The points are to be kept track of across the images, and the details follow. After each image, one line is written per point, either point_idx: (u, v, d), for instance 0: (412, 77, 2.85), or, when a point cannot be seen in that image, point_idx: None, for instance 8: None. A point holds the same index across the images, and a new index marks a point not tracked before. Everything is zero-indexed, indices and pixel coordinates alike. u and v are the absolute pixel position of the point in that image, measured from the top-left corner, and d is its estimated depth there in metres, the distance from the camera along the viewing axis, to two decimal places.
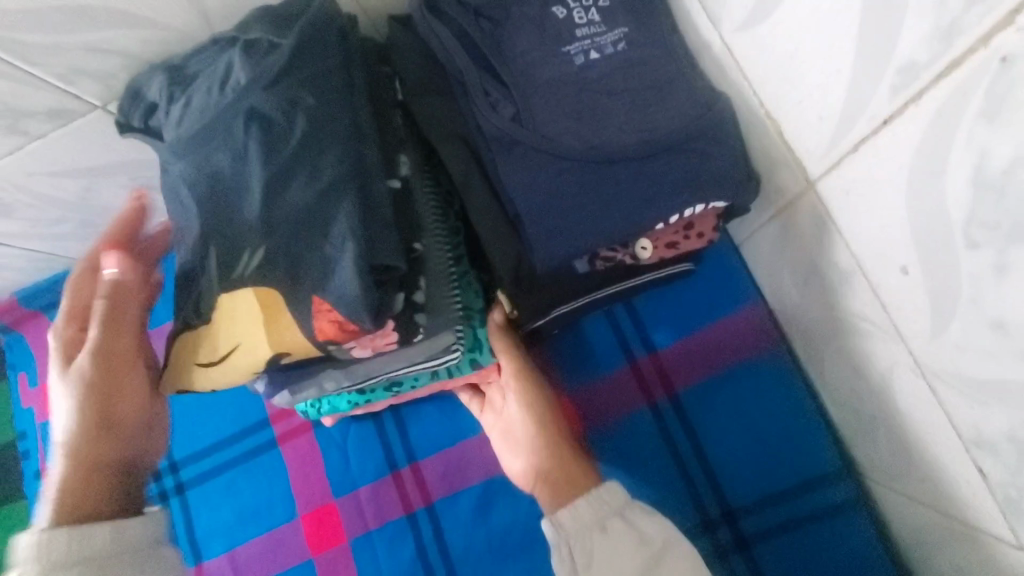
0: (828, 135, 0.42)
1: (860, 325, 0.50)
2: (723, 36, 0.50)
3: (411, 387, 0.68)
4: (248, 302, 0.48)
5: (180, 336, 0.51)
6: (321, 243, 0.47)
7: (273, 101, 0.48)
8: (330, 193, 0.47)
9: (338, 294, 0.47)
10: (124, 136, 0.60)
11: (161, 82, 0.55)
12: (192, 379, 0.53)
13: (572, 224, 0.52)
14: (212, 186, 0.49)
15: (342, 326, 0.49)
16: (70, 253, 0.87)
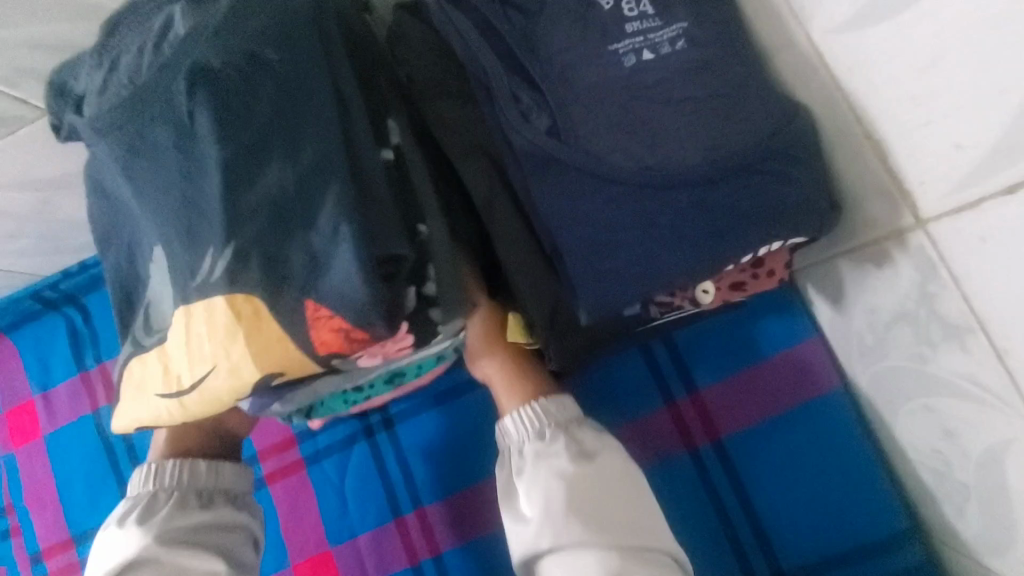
0: (968, 168, 0.33)
1: (966, 389, 0.42)
2: (812, 36, 0.41)
3: (416, 374, 0.56)
4: (218, 311, 0.34)
5: (142, 356, 0.40)
6: (303, 235, 0.34)
7: (223, 52, 0.35)
8: (310, 175, 0.35)
9: (337, 293, 0.34)
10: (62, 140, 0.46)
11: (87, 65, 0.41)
12: (154, 408, 0.39)
13: (624, 263, 0.43)
14: (158, 176, 0.36)
15: (349, 334, 0.35)
16: (33, 270, 0.77)
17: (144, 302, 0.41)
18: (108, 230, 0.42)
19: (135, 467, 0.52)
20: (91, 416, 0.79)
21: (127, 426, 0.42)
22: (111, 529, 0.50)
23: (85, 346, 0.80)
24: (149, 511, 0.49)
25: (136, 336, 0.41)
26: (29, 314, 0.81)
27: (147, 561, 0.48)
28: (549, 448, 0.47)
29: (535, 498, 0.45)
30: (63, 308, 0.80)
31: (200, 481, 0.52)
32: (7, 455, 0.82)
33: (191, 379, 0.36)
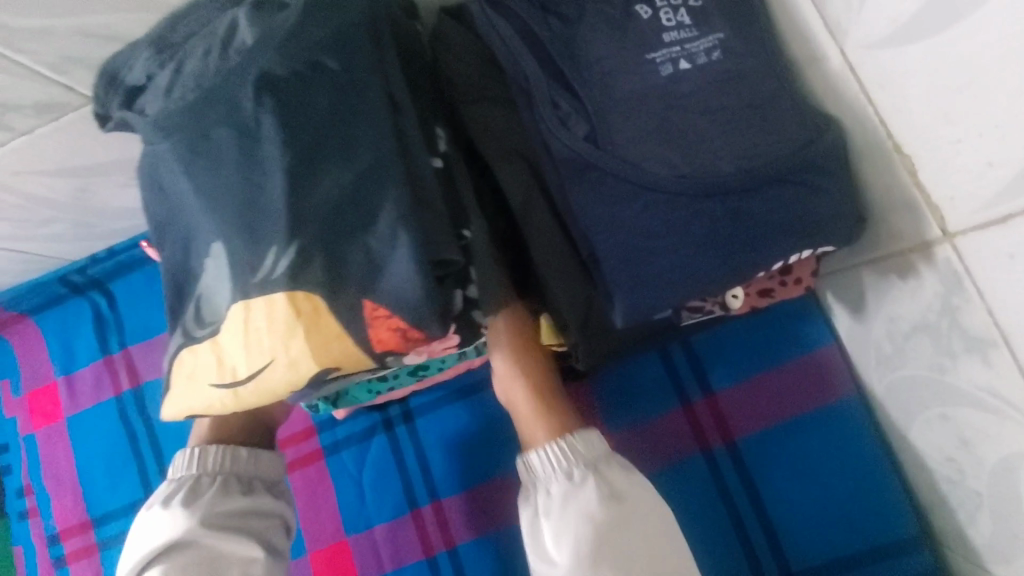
0: (998, 186, 0.35)
1: (986, 400, 0.43)
2: (845, 52, 0.42)
3: (438, 368, 0.58)
4: (278, 305, 0.35)
5: (191, 346, 0.40)
6: (363, 239, 0.36)
7: (289, 64, 0.36)
8: (370, 183, 0.36)
9: (395, 290, 0.36)
10: (109, 131, 0.47)
11: (146, 61, 0.41)
12: (201, 399, 0.40)
13: (658, 265, 0.44)
14: (216, 173, 0.37)
15: (406, 332, 0.38)
16: (61, 254, 0.78)
17: (196, 297, 0.40)
18: (164, 226, 0.42)
19: (178, 449, 0.53)
20: (113, 400, 0.80)
21: (177, 412, 0.42)
22: (154, 509, 0.51)
23: (110, 330, 0.82)
24: (193, 493, 0.50)
25: (186, 328, 0.40)
26: (54, 298, 0.82)
27: (188, 543, 0.49)
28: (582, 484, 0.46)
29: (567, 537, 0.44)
30: (90, 293, 0.82)
31: (240, 467, 0.53)
32: (27, 436, 0.83)
33: (248, 370, 0.37)
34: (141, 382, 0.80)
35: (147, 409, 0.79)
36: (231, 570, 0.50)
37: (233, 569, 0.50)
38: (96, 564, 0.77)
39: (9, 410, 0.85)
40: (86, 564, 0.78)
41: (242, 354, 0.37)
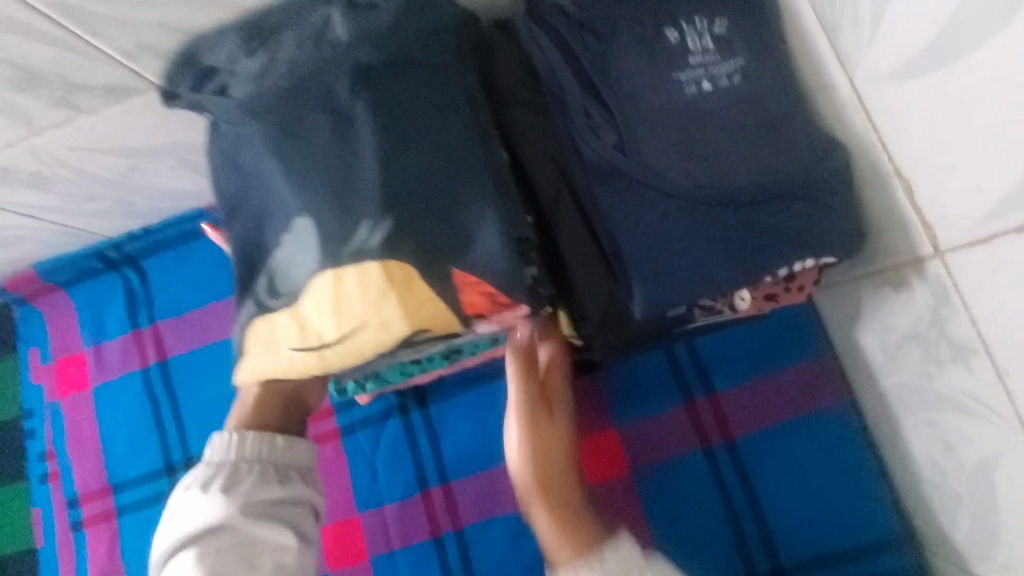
0: (984, 208, 0.39)
1: (968, 406, 0.47)
2: (854, 82, 0.47)
3: (470, 353, 0.63)
4: (371, 273, 0.42)
5: (268, 314, 0.46)
6: (452, 214, 0.44)
7: (383, 61, 0.43)
8: (456, 166, 0.44)
9: (486, 259, 0.44)
10: (171, 106, 0.54)
11: (234, 45, 0.48)
12: (284, 360, 0.46)
13: (677, 266, 0.49)
14: (309, 154, 0.43)
15: (495, 297, 0.46)
16: (100, 230, 0.82)
17: (267, 268, 0.47)
18: (237, 203, 0.49)
19: (217, 433, 0.58)
20: (139, 372, 0.84)
21: (250, 376, 0.48)
22: (191, 491, 0.56)
23: (139, 306, 0.86)
24: (231, 481, 0.56)
25: (260, 299, 0.47)
26: (88, 272, 0.86)
27: (222, 527, 0.54)
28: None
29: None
30: (123, 269, 0.86)
31: (275, 456, 0.59)
32: (54, 403, 0.86)
33: (337, 333, 0.44)
34: (168, 357, 0.84)
35: (171, 383, 0.83)
36: (263, 555, 0.55)
37: (264, 554, 0.55)
38: (113, 529, 0.81)
39: (36, 377, 0.88)
40: (103, 528, 0.81)
41: (332, 319, 0.43)
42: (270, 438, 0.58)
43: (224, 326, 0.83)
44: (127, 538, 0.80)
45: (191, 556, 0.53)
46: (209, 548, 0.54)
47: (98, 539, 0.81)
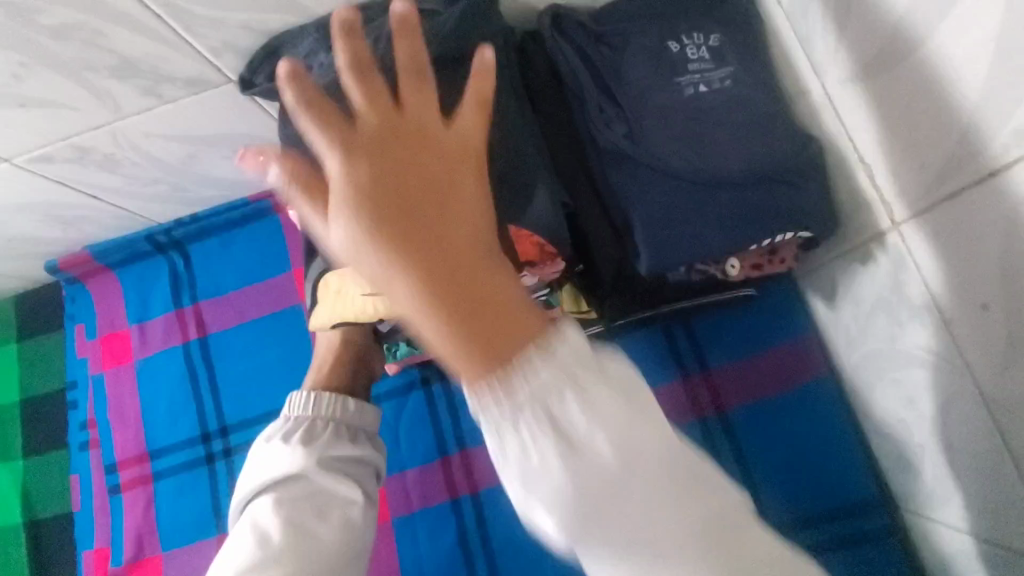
0: (926, 181, 0.48)
1: (925, 359, 0.55)
2: (826, 86, 0.56)
3: None
4: None
5: (338, 269, 0.56)
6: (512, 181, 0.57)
7: (449, 61, 0.55)
8: (512, 145, 0.57)
9: (536, 216, 0.57)
10: (246, 94, 0.64)
11: (314, 43, 0.58)
12: (351, 305, 0.55)
13: (678, 236, 0.58)
14: None
15: (543, 248, 0.59)
16: (153, 215, 0.90)
17: None
18: None
19: (295, 392, 0.66)
20: (180, 347, 0.91)
21: (326, 319, 0.58)
22: (274, 443, 0.62)
23: (183, 287, 0.93)
24: (310, 435, 0.62)
25: (330, 256, 0.57)
26: (138, 254, 0.94)
27: (301, 477, 0.60)
28: (593, 396, 0.33)
29: (552, 510, 0.33)
30: (169, 252, 0.94)
31: (349, 418, 0.66)
32: (97, 375, 0.93)
33: None
34: (207, 334, 0.91)
35: (210, 356, 0.90)
36: (334, 507, 0.60)
37: (335, 504, 0.61)
38: (148, 492, 0.86)
39: (82, 352, 0.95)
40: (139, 491, 0.87)
41: None
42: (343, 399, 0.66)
43: (262, 306, 0.91)
44: (162, 500, 0.86)
45: (272, 502, 0.59)
46: (289, 497, 0.60)
47: (133, 503, 0.86)
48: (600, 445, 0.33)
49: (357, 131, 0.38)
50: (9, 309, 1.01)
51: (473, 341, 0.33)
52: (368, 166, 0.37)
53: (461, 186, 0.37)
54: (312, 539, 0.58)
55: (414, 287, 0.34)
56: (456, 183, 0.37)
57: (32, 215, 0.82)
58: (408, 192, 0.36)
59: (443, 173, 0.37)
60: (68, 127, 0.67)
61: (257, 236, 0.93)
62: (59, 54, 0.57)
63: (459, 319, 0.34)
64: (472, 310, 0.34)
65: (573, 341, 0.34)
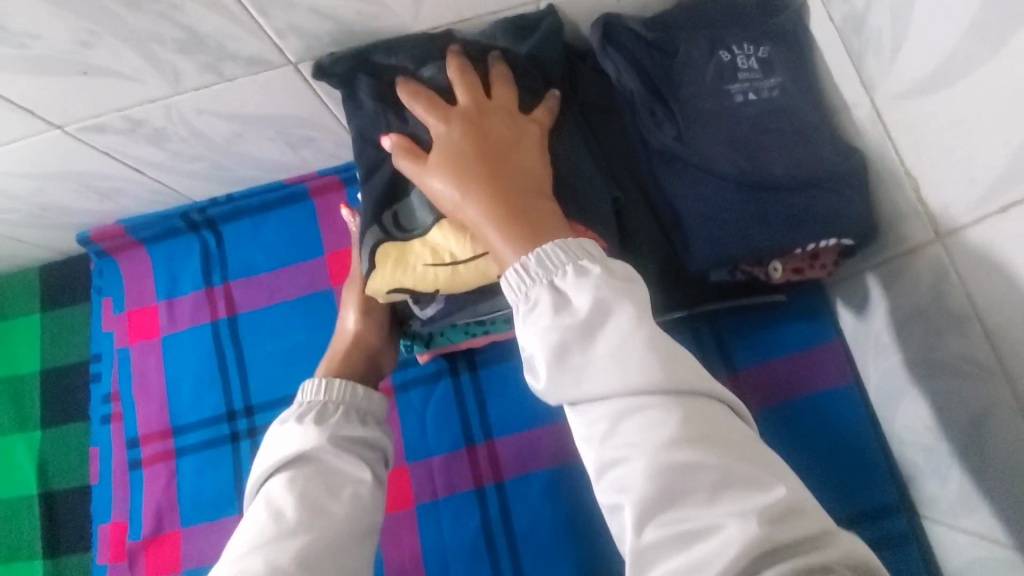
0: (977, 194, 0.50)
1: (960, 367, 0.57)
2: (875, 100, 0.58)
3: None
4: (494, 207, 0.52)
5: (399, 242, 0.61)
6: (565, 179, 0.60)
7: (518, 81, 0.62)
8: (567, 146, 0.62)
9: (585, 212, 0.59)
10: (316, 80, 0.66)
11: (409, 55, 0.63)
12: (412, 275, 0.60)
13: (727, 233, 0.60)
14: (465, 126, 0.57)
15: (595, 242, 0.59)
16: (189, 193, 0.91)
17: (399, 209, 0.64)
18: (380, 166, 0.65)
19: (308, 380, 0.66)
20: (209, 325, 0.91)
21: (379, 289, 0.61)
22: (286, 424, 0.62)
23: (214, 266, 0.94)
24: (321, 416, 0.62)
25: (388, 228, 0.62)
26: (171, 232, 0.95)
27: (314, 455, 0.59)
28: (589, 280, 0.47)
29: (539, 348, 0.46)
30: (202, 231, 0.95)
31: (357, 401, 0.65)
32: (122, 349, 0.93)
33: (463, 257, 0.58)
34: (237, 313, 0.91)
35: (239, 336, 0.90)
36: (345, 486, 0.58)
37: (348, 485, 0.59)
38: (170, 467, 0.87)
39: (108, 325, 0.95)
40: (161, 466, 0.87)
41: (461, 244, 0.58)
42: (353, 385, 0.65)
43: (295, 289, 0.92)
44: (184, 475, 0.86)
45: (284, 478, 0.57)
46: (299, 474, 0.58)
47: (154, 478, 0.86)
48: (584, 309, 0.46)
49: (461, 109, 0.57)
50: (34, 278, 1.02)
51: (518, 238, 0.50)
52: (464, 128, 0.56)
53: (529, 154, 0.56)
54: (324, 515, 0.55)
55: (486, 202, 0.52)
56: (523, 152, 0.56)
57: (71, 184, 0.82)
58: (493, 150, 0.55)
59: (516, 145, 0.56)
60: (124, 97, 0.68)
61: (292, 220, 0.94)
62: (130, 23, 0.58)
63: (514, 224, 0.51)
64: (522, 222, 0.51)
65: (583, 243, 0.50)
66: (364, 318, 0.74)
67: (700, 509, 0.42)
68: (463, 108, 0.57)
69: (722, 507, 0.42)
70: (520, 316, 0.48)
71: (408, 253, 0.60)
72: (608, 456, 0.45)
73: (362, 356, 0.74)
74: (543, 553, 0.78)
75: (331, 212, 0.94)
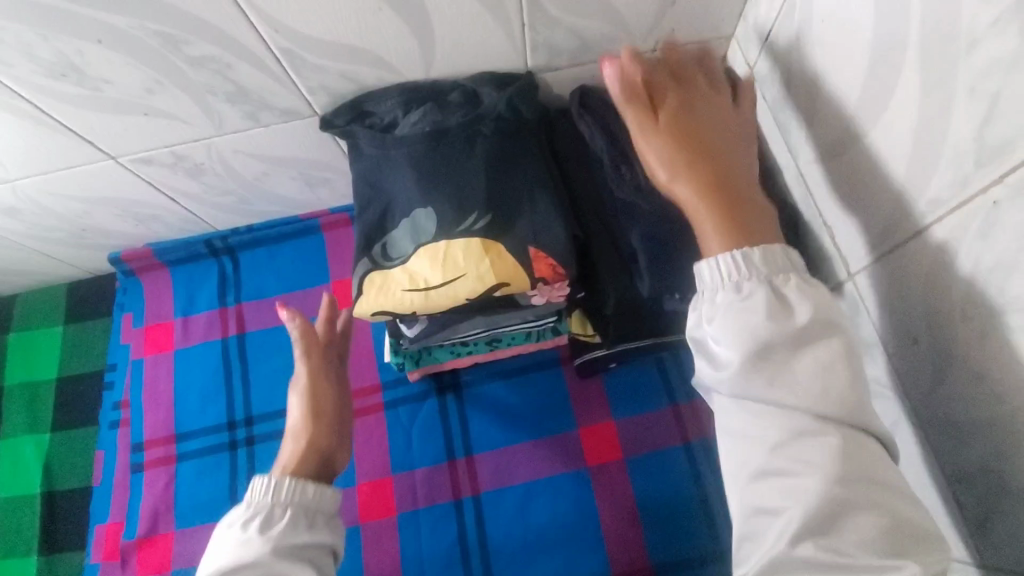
0: (872, 240, 0.60)
1: (876, 390, 0.66)
2: (798, 164, 0.70)
3: (508, 344, 0.87)
4: (473, 244, 0.68)
5: (383, 270, 0.71)
6: (528, 216, 0.70)
7: (490, 127, 0.73)
8: (536, 189, 0.72)
9: (551, 244, 0.69)
10: (324, 132, 0.80)
11: (397, 103, 0.77)
12: (394, 298, 0.70)
13: (674, 266, 0.70)
14: (445, 168, 0.72)
15: (555, 268, 0.69)
16: (214, 222, 1.02)
17: (384, 241, 0.73)
18: (371, 198, 0.76)
19: (257, 476, 0.59)
20: (220, 341, 1.00)
21: (365, 311, 0.72)
22: (232, 529, 0.56)
23: (229, 287, 1.04)
24: (267, 521, 0.56)
25: (375, 258, 0.72)
26: (194, 255, 1.05)
27: (256, 564, 0.54)
28: (807, 294, 0.48)
29: (735, 330, 0.47)
30: (221, 256, 1.05)
31: (306, 499, 0.59)
32: (137, 360, 1.01)
33: (441, 279, 0.68)
34: (246, 331, 1.00)
35: (246, 352, 0.99)
36: None
37: None
38: (170, 471, 0.93)
39: (126, 338, 1.04)
40: (162, 471, 0.93)
41: (440, 269, 0.68)
42: (303, 484, 0.59)
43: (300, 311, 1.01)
44: (183, 480, 0.92)
45: None
46: None
47: (154, 481, 0.93)
48: (803, 316, 0.46)
49: (684, 100, 0.61)
50: (61, 294, 1.11)
51: (723, 206, 0.54)
52: (676, 114, 0.59)
53: (732, 147, 0.58)
54: None
55: (691, 166, 0.56)
56: (738, 147, 0.59)
57: (113, 209, 0.93)
58: (708, 134, 0.58)
59: (723, 136, 0.59)
60: (173, 136, 0.80)
61: (304, 250, 1.05)
62: (191, 77, 0.72)
63: (720, 202, 0.54)
64: (730, 206, 0.54)
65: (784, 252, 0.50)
66: (317, 423, 0.67)
67: (859, 547, 0.42)
68: (676, 95, 0.61)
69: (879, 552, 0.42)
70: (724, 302, 0.49)
71: (391, 278, 0.71)
72: (775, 468, 0.45)
73: (317, 462, 0.64)
74: (513, 564, 0.84)
75: (339, 244, 1.05)
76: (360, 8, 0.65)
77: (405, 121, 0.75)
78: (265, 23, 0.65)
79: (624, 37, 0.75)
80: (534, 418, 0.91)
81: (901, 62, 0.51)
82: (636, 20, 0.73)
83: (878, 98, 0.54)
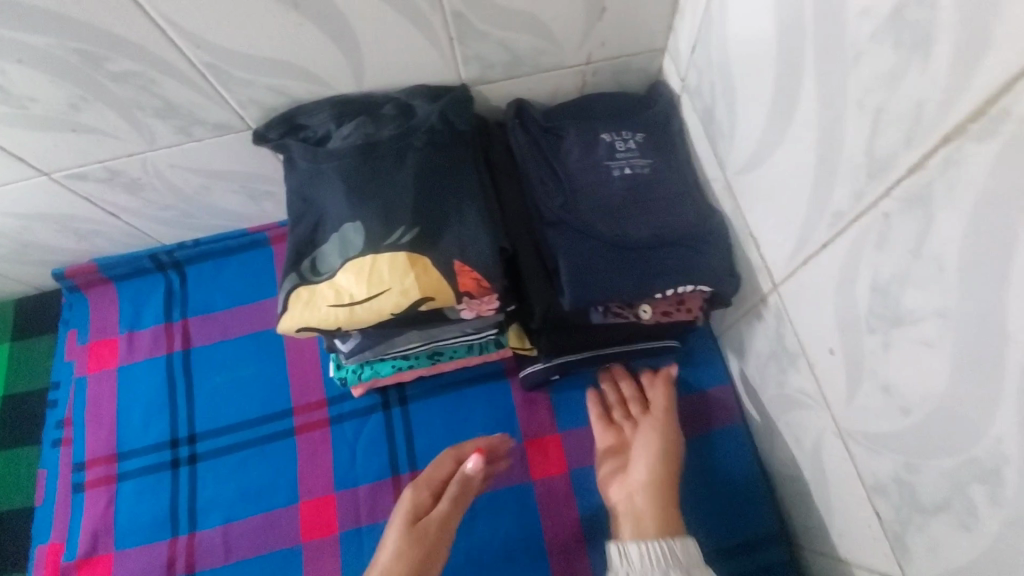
0: (788, 252, 0.60)
1: (801, 400, 0.66)
2: (726, 176, 0.70)
3: (449, 358, 0.86)
4: (399, 259, 0.68)
5: (310, 285, 0.71)
6: (456, 230, 0.70)
7: (421, 140, 0.73)
8: (464, 203, 0.72)
9: (477, 259, 0.69)
10: (256, 145, 0.79)
11: (328, 115, 0.76)
12: (320, 314, 0.69)
13: (599, 283, 0.70)
14: (373, 182, 0.71)
15: (480, 282, 0.69)
16: (159, 236, 1.01)
17: (313, 256, 0.72)
18: (302, 212, 0.74)
19: None
20: (165, 357, 0.99)
21: (291, 326, 0.70)
22: None
23: (175, 302, 1.02)
24: None
25: (304, 274, 0.71)
26: (140, 270, 1.04)
27: None
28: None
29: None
30: (167, 270, 1.04)
31: None
32: (80, 376, 1.00)
33: (365, 294, 0.68)
34: (191, 346, 0.99)
35: (191, 367, 0.98)
36: None
37: None
38: (111, 491, 0.91)
39: (71, 355, 1.03)
40: (103, 490, 0.92)
41: (364, 283, 0.68)
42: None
43: (245, 325, 1.00)
44: (124, 499, 0.91)
45: None
46: None
47: (94, 501, 0.91)
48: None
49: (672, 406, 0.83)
50: (9, 310, 1.10)
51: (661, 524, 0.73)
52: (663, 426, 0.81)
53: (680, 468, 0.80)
54: None
55: (651, 464, 0.79)
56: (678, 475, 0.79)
57: (52, 225, 0.92)
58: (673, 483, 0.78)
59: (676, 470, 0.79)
60: (105, 151, 0.79)
61: (251, 263, 1.04)
62: (115, 93, 0.71)
63: (663, 519, 0.73)
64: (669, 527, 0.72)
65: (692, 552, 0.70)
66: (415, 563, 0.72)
67: None
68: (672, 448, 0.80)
69: None
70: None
71: (318, 293, 0.70)
72: None
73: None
74: None
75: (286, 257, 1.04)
76: (280, 22, 0.65)
77: (337, 135, 0.75)
78: (185, 40, 0.65)
79: (554, 50, 0.75)
80: (480, 431, 0.90)
81: (801, 76, 0.51)
82: (564, 33, 0.73)
83: (784, 111, 0.54)
